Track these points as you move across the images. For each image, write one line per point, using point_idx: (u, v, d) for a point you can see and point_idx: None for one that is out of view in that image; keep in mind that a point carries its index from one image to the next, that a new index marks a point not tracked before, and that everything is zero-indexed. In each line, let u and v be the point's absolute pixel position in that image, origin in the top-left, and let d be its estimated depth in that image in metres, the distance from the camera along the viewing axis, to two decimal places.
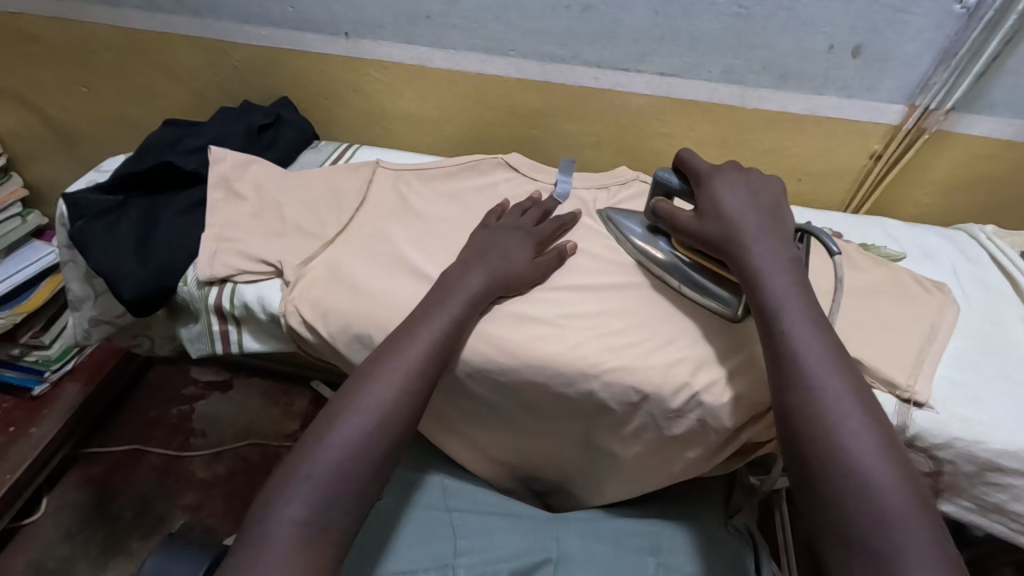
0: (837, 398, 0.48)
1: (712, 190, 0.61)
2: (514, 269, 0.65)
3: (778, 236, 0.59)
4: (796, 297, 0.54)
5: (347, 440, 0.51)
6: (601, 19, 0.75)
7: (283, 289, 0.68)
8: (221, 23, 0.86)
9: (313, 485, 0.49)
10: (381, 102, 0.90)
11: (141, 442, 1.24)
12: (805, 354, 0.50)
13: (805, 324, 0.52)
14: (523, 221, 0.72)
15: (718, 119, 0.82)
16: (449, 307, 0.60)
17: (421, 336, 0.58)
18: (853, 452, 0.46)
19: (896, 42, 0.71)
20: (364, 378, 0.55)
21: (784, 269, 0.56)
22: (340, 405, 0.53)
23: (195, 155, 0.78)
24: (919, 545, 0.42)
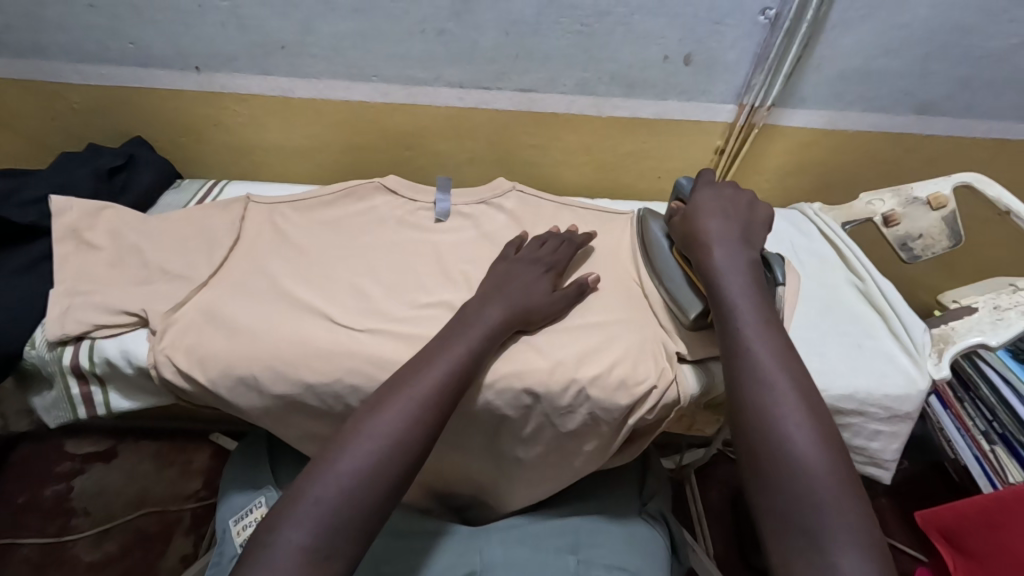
0: (781, 392, 0.52)
1: (700, 212, 0.67)
2: (534, 301, 0.66)
3: (741, 240, 0.65)
4: (753, 307, 0.58)
5: (362, 459, 0.49)
6: (457, 41, 0.78)
7: (149, 338, 0.63)
8: (53, 64, 0.79)
9: (320, 511, 0.46)
10: (247, 136, 0.87)
11: (11, 535, 1.10)
12: (760, 360, 0.54)
13: (763, 331, 0.56)
14: (541, 253, 0.72)
15: (579, 128, 0.88)
16: (472, 335, 0.60)
17: (442, 364, 0.56)
18: (779, 420, 0.50)
19: (719, 50, 0.79)
20: (376, 406, 0.52)
21: (746, 280, 0.60)
22: (360, 419, 0.52)
23: (35, 207, 0.71)
24: (835, 503, 0.45)
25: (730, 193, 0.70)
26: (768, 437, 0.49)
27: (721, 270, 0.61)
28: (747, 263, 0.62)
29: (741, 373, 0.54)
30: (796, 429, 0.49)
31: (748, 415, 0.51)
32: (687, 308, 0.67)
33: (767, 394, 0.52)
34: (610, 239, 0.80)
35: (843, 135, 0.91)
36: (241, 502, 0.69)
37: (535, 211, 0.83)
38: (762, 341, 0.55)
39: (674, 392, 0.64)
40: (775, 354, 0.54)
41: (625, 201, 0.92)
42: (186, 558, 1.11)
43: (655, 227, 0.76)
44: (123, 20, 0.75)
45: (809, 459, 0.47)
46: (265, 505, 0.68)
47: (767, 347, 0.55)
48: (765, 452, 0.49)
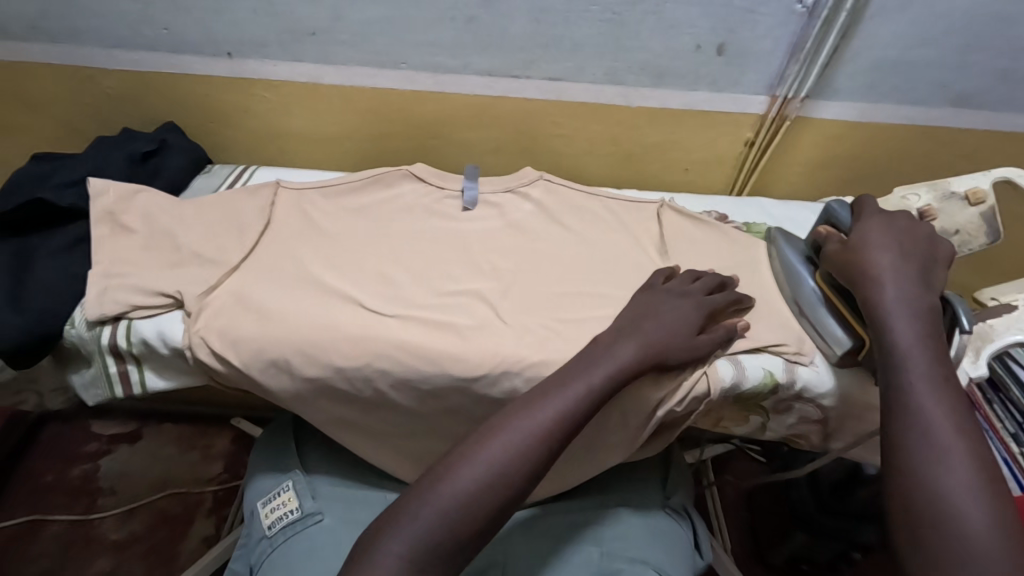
0: (954, 454, 0.47)
1: (862, 248, 0.62)
2: (674, 340, 0.61)
3: (917, 280, 0.59)
4: (928, 359, 0.53)
5: (468, 484, 0.48)
6: (487, 28, 0.77)
7: (184, 320, 0.64)
8: (88, 49, 0.80)
9: (421, 528, 0.47)
10: (276, 122, 0.88)
11: (41, 512, 1.13)
12: (932, 419, 0.49)
13: (939, 385, 0.51)
14: (693, 288, 0.67)
15: (606, 117, 0.87)
16: (597, 372, 0.56)
17: (558, 401, 0.53)
18: (944, 480, 0.46)
19: (752, 40, 0.78)
20: (486, 432, 0.51)
21: (920, 329, 0.55)
22: (465, 446, 0.51)
23: (72, 189, 0.72)
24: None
25: (897, 228, 0.64)
26: (932, 500, 0.45)
27: (888, 309, 0.56)
28: (922, 306, 0.57)
29: (905, 427, 0.49)
30: (969, 501, 0.45)
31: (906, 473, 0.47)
32: (837, 345, 0.64)
33: (937, 456, 0.47)
34: (637, 230, 0.80)
35: (877, 128, 0.89)
36: (268, 486, 0.70)
37: (563, 201, 0.82)
38: (935, 396, 0.50)
39: (704, 383, 0.63)
40: (953, 419, 0.49)
41: (652, 193, 0.91)
42: (208, 539, 1.13)
43: (789, 252, 0.73)
44: (157, 6, 0.75)
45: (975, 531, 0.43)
46: (291, 489, 0.68)
47: (945, 404, 0.50)
48: (926, 513, 0.45)
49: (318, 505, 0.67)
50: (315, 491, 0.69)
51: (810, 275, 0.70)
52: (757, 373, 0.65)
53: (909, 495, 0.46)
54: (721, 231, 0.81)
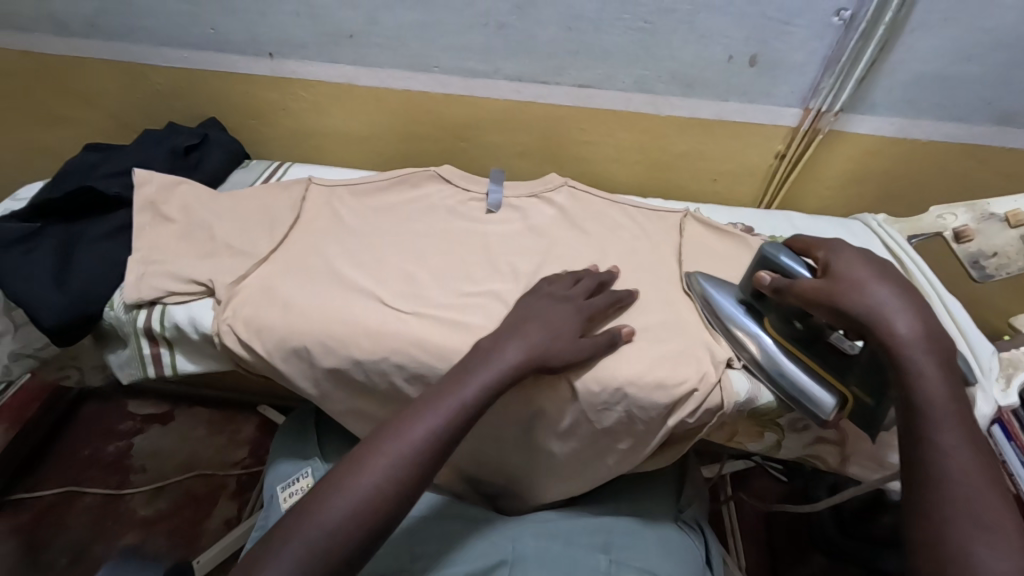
0: (993, 531, 0.41)
1: (856, 280, 0.54)
2: (556, 345, 0.61)
3: (925, 311, 0.52)
4: (955, 407, 0.47)
5: (366, 491, 0.49)
6: (518, 35, 0.78)
7: (215, 308, 0.67)
8: (141, 46, 0.85)
9: (322, 536, 0.46)
10: (311, 121, 0.91)
11: (76, 484, 1.19)
12: (972, 487, 0.43)
13: (972, 445, 0.45)
14: (575, 291, 0.67)
15: (634, 125, 0.87)
16: (472, 382, 0.56)
17: (428, 419, 0.53)
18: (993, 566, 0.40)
19: (786, 51, 0.77)
20: (380, 436, 0.52)
21: (942, 368, 0.48)
22: (343, 470, 0.50)
23: (119, 178, 0.76)
24: None
25: (869, 250, 0.57)
26: None
27: (911, 350, 0.49)
28: (941, 344, 0.50)
29: (942, 497, 0.43)
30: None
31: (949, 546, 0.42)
32: (827, 408, 0.59)
33: (982, 530, 0.41)
34: (659, 240, 0.80)
35: (914, 145, 0.87)
36: (287, 472, 0.72)
37: (585, 209, 0.83)
38: (971, 457, 0.45)
39: (717, 396, 0.62)
40: (983, 470, 0.44)
41: (678, 203, 0.90)
42: (229, 521, 1.17)
43: (728, 305, 0.68)
44: (205, 7, 0.79)
45: None
46: (311, 475, 0.71)
47: (981, 469, 0.44)
48: None
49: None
50: None
51: (760, 327, 0.65)
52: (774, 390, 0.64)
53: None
54: (744, 244, 0.80)
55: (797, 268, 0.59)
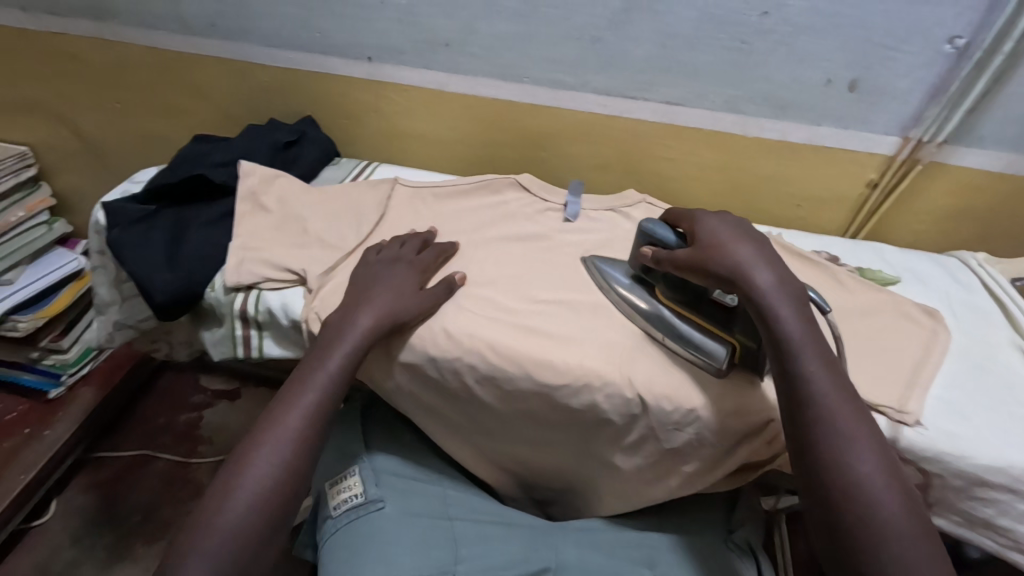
0: (856, 441, 0.50)
1: (719, 242, 0.60)
2: (403, 302, 0.66)
3: (781, 264, 0.59)
4: (814, 346, 0.54)
5: (276, 454, 0.57)
6: (610, 50, 0.79)
7: (305, 296, 0.70)
8: (251, 46, 0.91)
9: (251, 492, 0.55)
10: (399, 123, 0.94)
11: (150, 448, 1.29)
12: (837, 412, 0.51)
13: (831, 372, 0.53)
14: (404, 252, 0.73)
15: (719, 145, 0.86)
16: (335, 356, 0.62)
17: (305, 399, 0.60)
18: (859, 472, 0.49)
19: (890, 78, 0.74)
20: (284, 405, 0.60)
21: (797, 309, 0.56)
22: (232, 470, 0.56)
23: (226, 168, 0.82)
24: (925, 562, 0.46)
25: (734, 215, 0.64)
26: (850, 492, 0.48)
27: (773, 300, 0.56)
28: (793, 289, 0.57)
29: (816, 428, 0.51)
30: (882, 486, 0.48)
31: (822, 477, 0.50)
32: (718, 357, 0.62)
33: (851, 444, 0.50)
34: None
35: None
36: (336, 470, 0.74)
37: None
38: (831, 381, 0.53)
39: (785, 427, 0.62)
40: (844, 393, 0.52)
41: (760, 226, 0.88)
42: None
43: (618, 278, 0.71)
44: (315, 12, 0.84)
45: (887, 509, 0.47)
46: (359, 474, 0.72)
47: (843, 394, 0.52)
48: (846, 506, 0.48)
49: (380, 493, 0.70)
50: (379, 479, 0.72)
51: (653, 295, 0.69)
52: None
53: (831, 491, 0.49)
54: (829, 273, 0.77)
55: (670, 238, 0.64)
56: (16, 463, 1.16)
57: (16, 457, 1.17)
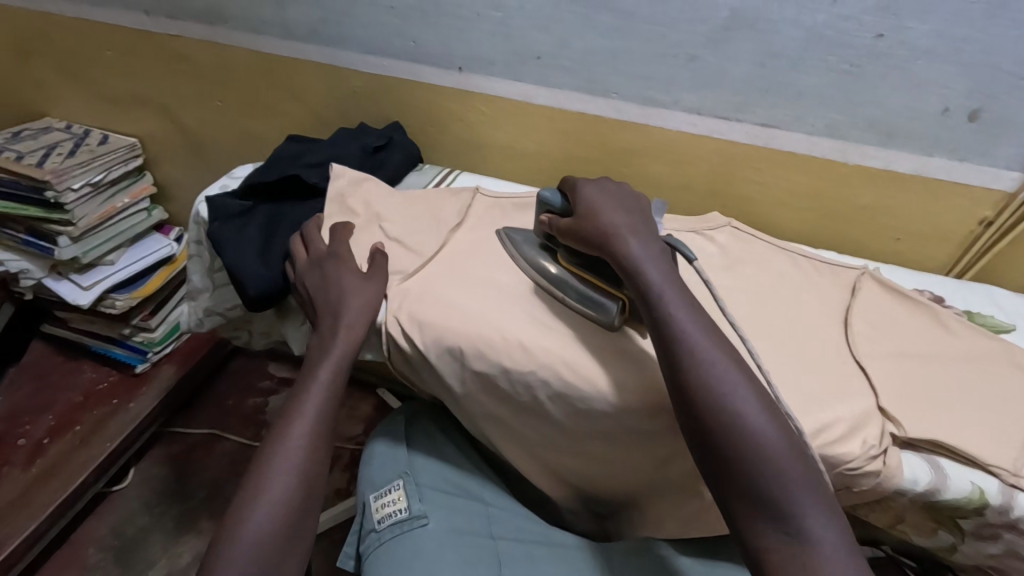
0: (736, 385, 0.52)
1: (591, 208, 0.65)
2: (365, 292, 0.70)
3: (647, 230, 0.63)
4: (677, 294, 0.57)
5: (297, 454, 0.60)
6: (706, 68, 0.77)
7: (386, 299, 0.72)
8: (348, 53, 0.94)
9: (278, 492, 0.58)
10: (481, 133, 0.95)
11: (218, 428, 1.39)
12: (715, 361, 0.53)
13: (701, 322, 0.55)
14: (334, 242, 0.75)
15: (815, 172, 0.82)
16: (326, 364, 0.66)
17: (307, 411, 0.63)
18: (744, 415, 0.50)
19: (1017, 108, 0.69)
20: (295, 409, 0.63)
21: (667, 265, 0.59)
22: (246, 491, 0.58)
23: (318, 169, 0.85)
24: (807, 491, 0.48)
25: (616, 183, 0.68)
26: (737, 436, 0.50)
27: (640, 260, 0.59)
28: (657, 247, 0.61)
29: (700, 384, 0.52)
30: (761, 423, 0.50)
31: (712, 424, 0.50)
32: (607, 311, 0.64)
33: (726, 388, 0.51)
34: (830, 296, 0.74)
35: None
36: (381, 481, 0.74)
37: (748, 249, 0.79)
38: (703, 331, 0.55)
39: (876, 479, 0.58)
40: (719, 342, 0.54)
41: (854, 259, 0.83)
42: (338, 491, 1.28)
43: (522, 246, 0.74)
44: (413, 22, 0.87)
45: (770, 443, 0.49)
46: (403, 488, 0.71)
47: (716, 343, 0.54)
48: (734, 450, 0.49)
49: (423, 508, 0.69)
50: (423, 493, 0.71)
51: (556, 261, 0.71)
52: (965, 488, 0.58)
53: (719, 438, 0.50)
54: (931, 313, 0.72)
55: (559, 203, 0.68)
56: (103, 431, 1.25)
57: (104, 426, 1.25)
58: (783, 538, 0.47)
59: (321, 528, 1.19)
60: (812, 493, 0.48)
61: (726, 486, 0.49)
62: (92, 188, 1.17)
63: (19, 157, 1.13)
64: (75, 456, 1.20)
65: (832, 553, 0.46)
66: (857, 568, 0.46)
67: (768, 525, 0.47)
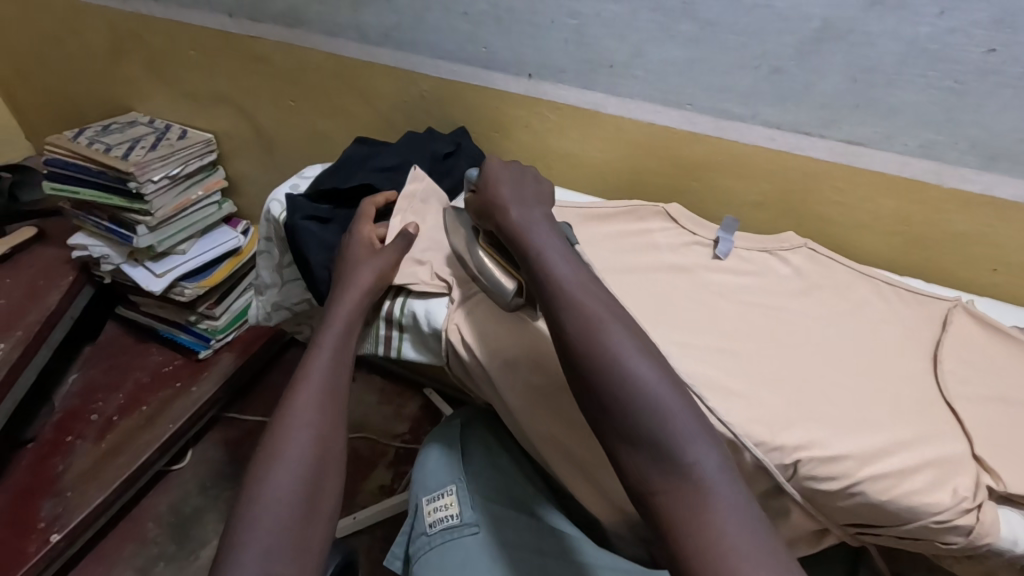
0: (627, 349, 0.52)
1: (491, 184, 0.69)
2: (378, 267, 0.72)
3: (539, 206, 0.67)
4: (557, 248, 0.61)
5: (305, 428, 0.60)
6: (791, 81, 0.73)
7: (448, 305, 0.71)
8: (419, 57, 0.95)
9: (293, 464, 0.57)
10: (548, 140, 0.94)
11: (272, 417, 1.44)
12: (601, 324, 0.54)
13: (586, 288, 0.57)
14: (366, 226, 0.77)
15: (904, 194, 0.76)
16: (326, 345, 0.67)
17: (313, 386, 0.64)
18: (640, 379, 0.51)
19: None
20: (295, 390, 0.63)
21: (553, 238, 0.62)
22: (263, 464, 0.58)
23: (388, 174, 0.86)
24: (705, 446, 0.48)
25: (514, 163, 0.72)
26: (631, 398, 0.50)
27: (529, 233, 0.62)
28: (545, 221, 0.64)
29: (587, 352, 0.53)
30: (658, 385, 0.51)
31: (589, 366, 0.53)
32: (502, 288, 0.66)
33: (616, 353, 0.52)
34: (916, 329, 0.69)
35: None
36: (434, 484, 0.74)
37: (826, 274, 0.75)
38: (588, 297, 0.56)
39: (972, 531, 0.52)
40: (608, 308, 0.56)
41: (944, 289, 0.78)
42: (382, 488, 1.29)
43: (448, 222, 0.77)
44: (485, 28, 0.87)
45: (664, 402, 0.50)
46: (455, 494, 0.72)
47: (604, 310, 0.55)
48: (636, 415, 0.50)
49: (475, 517, 0.69)
50: (475, 501, 0.71)
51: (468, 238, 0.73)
52: None
53: (613, 404, 0.50)
54: None
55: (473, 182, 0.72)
56: (166, 413, 1.30)
57: (167, 408, 1.31)
58: (664, 470, 0.48)
59: (368, 522, 1.21)
60: (693, 423, 0.49)
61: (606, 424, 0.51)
62: (170, 180, 1.23)
63: (106, 149, 1.20)
64: (140, 435, 1.26)
65: (712, 479, 0.47)
66: (738, 494, 0.47)
67: (649, 458, 0.49)
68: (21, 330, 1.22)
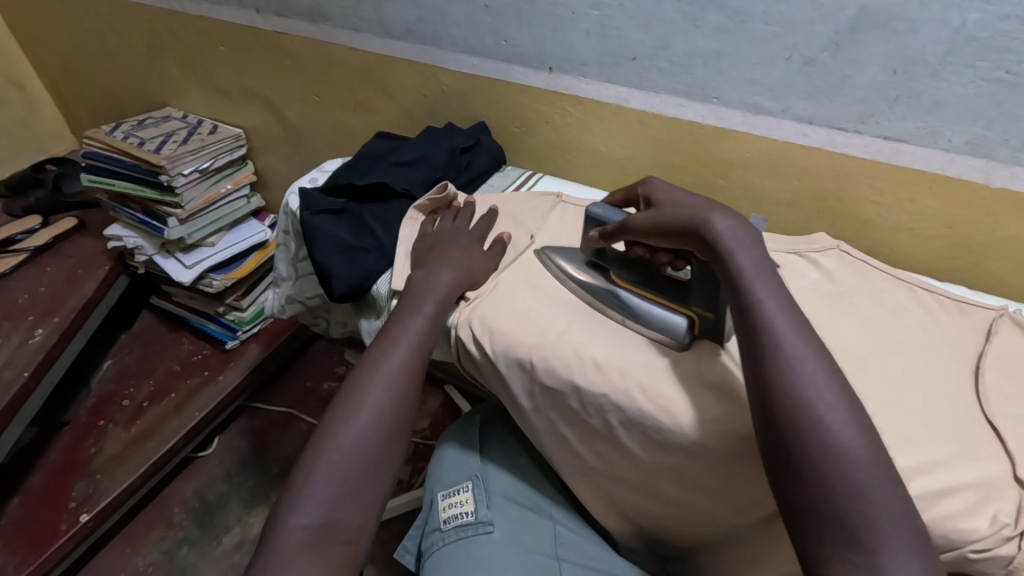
0: (843, 421, 0.46)
1: (701, 211, 0.58)
2: (472, 261, 0.72)
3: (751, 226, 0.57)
4: (770, 282, 0.53)
5: (376, 401, 0.59)
6: (826, 74, 0.69)
7: (460, 303, 0.69)
8: (441, 51, 0.94)
9: (357, 438, 0.57)
10: (569, 135, 0.91)
11: (296, 408, 1.46)
12: (814, 387, 0.47)
13: (815, 349, 0.49)
14: (457, 225, 0.78)
15: (948, 194, 0.71)
16: (415, 321, 0.65)
17: (391, 360, 0.61)
18: (847, 453, 0.45)
19: None
20: (372, 359, 0.62)
21: (773, 283, 0.53)
22: (327, 428, 0.58)
23: (405, 169, 0.85)
24: (907, 547, 0.42)
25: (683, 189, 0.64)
26: (844, 479, 0.44)
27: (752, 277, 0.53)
28: (763, 249, 0.55)
29: (791, 414, 0.46)
30: (864, 467, 0.44)
31: (788, 429, 0.46)
32: (676, 331, 0.61)
33: (818, 423, 0.46)
34: (956, 340, 0.64)
35: None
36: (450, 481, 0.74)
37: (860, 279, 0.71)
38: (812, 356, 0.49)
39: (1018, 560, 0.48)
40: (826, 372, 0.48)
41: (989, 298, 0.72)
42: (400, 483, 1.30)
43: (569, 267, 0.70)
44: (507, 20, 0.85)
45: (864, 488, 0.44)
46: (471, 491, 0.71)
47: (823, 374, 0.48)
48: (831, 493, 0.44)
49: (490, 515, 0.68)
50: (491, 499, 0.70)
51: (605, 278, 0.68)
52: None
53: (817, 477, 0.44)
54: None
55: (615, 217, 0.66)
56: (196, 400, 1.34)
57: (196, 395, 1.35)
58: (851, 562, 0.42)
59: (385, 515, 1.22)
60: (894, 515, 0.43)
61: (790, 491, 0.46)
62: (200, 174, 1.25)
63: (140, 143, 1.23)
64: (170, 420, 1.29)
65: None
66: None
67: (839, 544, 0.43)
68: (59, 316, 1.27)
